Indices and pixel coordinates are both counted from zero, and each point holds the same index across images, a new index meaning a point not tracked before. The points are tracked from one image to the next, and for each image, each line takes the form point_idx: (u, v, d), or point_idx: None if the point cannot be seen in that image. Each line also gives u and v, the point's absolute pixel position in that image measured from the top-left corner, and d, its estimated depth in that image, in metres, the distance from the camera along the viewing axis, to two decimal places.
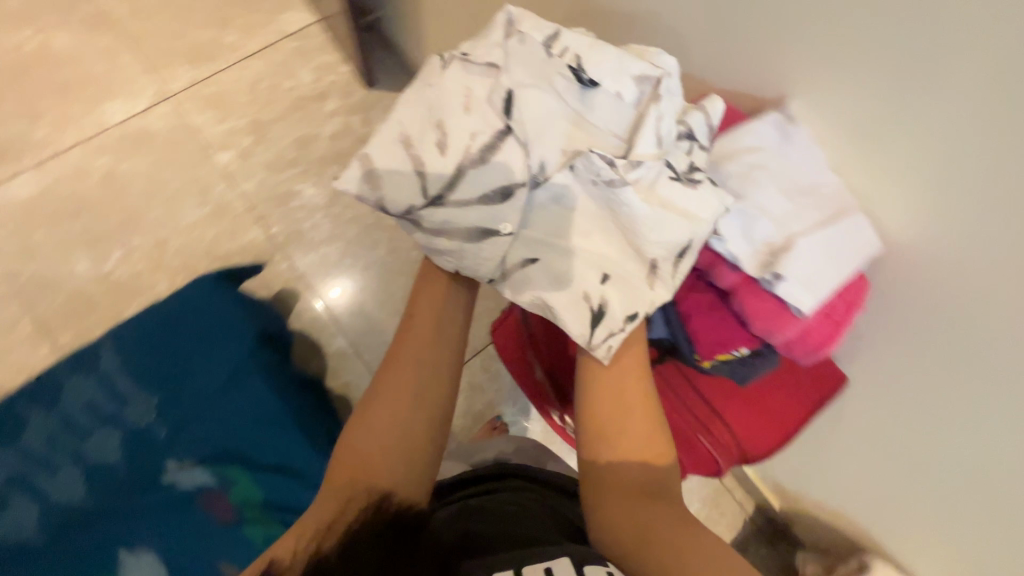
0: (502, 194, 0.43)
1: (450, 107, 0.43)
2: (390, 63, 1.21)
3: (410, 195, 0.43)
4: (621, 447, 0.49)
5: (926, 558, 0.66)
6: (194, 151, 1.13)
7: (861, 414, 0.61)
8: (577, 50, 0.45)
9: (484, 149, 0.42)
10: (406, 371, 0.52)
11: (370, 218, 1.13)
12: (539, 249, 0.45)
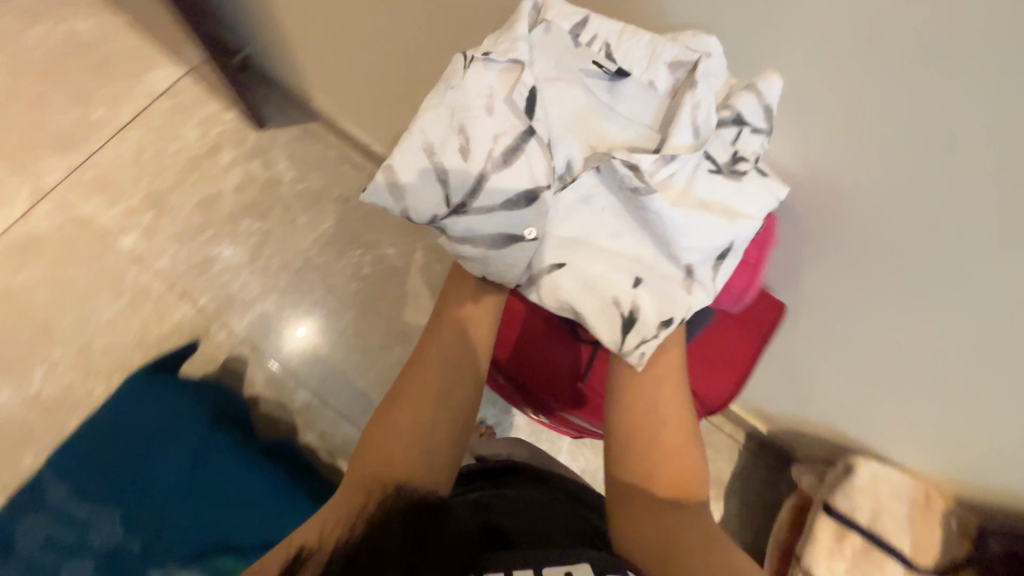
0: (526, 200, 0.43)
1: (472, 110, 0.41)
2: (273, 97, 1.14)
3: (434, 205, 0.43)
4: (659, 434, 0.50)
5: (896, 436, 0.74)
6: (93, 243, 1.06)
7: (811, 334, 0.66)
8: (608, 38, 0.42)
9: (506, 153, 0.42)
10: (429, 373, 0.54)
11: (299, 263, 1.09)
12: (565, 254, 0.45)
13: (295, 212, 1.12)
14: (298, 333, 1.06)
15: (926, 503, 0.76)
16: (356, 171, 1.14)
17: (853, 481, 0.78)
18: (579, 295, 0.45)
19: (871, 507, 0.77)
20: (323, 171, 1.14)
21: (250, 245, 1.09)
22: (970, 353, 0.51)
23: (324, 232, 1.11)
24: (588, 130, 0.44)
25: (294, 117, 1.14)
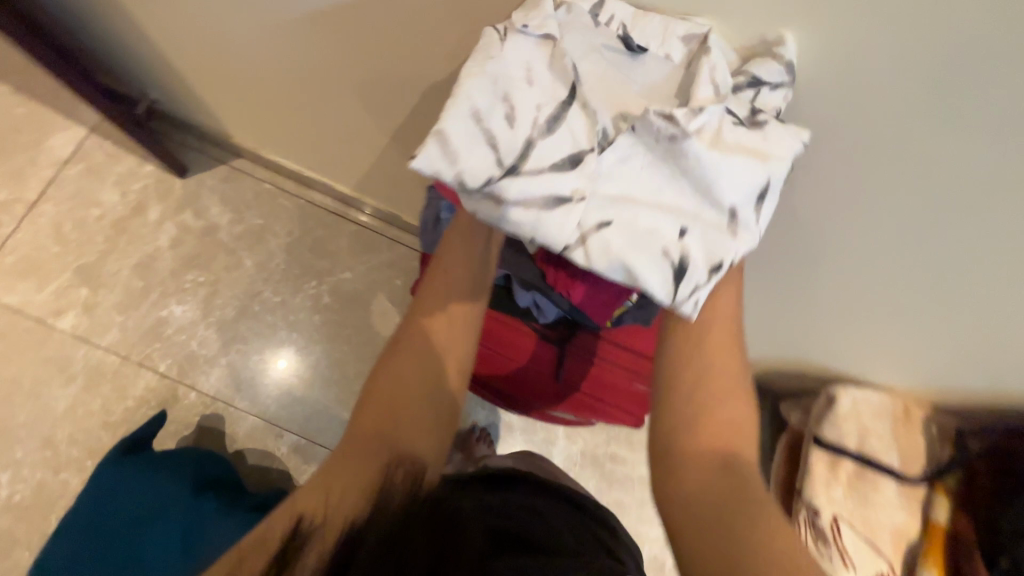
0: (571, 162, 0.38)
1: (513, 80, 0.38)
2: (190, 140, 1.09)
3: (486, 167, 0.36)
4: (717, 407, 0.44)
5: (870, 357, 0.76)
6: (31, 331, 1.00)
7: (777, 277, 0.68)
8: (623, 17, 0.40)
9: (550, 120, 0.38)
10: (436, 337, 0.49)
11: (256, 306, 1.06)
12: (610, 211, 0.39)
13: (240, 255, 1.08)
14: (278, 366, 1.04)
15: (906, 416, 0.79)
16: (295, 201, 1.10)
17: (836, 411, 0.81)
18: (629, 253, 0.38)
19: (858, 431, 0.80)
20: (260, 208, 1.09)
21: (200, 299, 1.05)
22: (905, 265, 0.55)
23: (274, 270, 1.08)
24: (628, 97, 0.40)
25: (218, 157, 1.09)
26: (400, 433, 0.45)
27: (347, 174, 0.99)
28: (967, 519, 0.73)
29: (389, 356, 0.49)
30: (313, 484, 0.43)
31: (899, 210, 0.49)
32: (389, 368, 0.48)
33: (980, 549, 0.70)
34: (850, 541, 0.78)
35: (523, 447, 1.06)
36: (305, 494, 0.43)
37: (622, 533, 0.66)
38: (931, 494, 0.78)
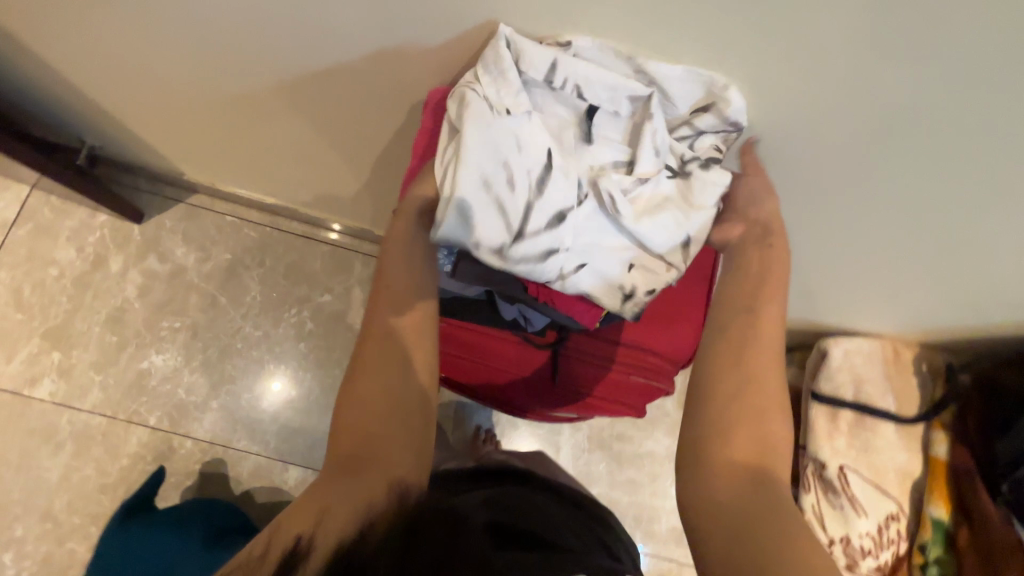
0: (558, 218, 0.46)
1: (508, 149, 0.45)
2: (141, 183, 1.04)
3: (499, 227, 0.45)
4: (761, 416, 0.44)
5: (856, 304, 0.78)
6: (7, 405, 0.96)
7: None
8: (579, 78, 0.45)
9: (540, 182, 0.45)
10: (399, 344, 0.49)
11: (240, 343, 1.03)
12: (585, 256, 0.48)
13: (214, 293, 1.05)
14: (274, 389, 1.02)
15: (896, 357, 0.82)
16: (261, 229, 1.07)
17: (829, 364, 0.82)
18: (593, 286, 0.49)
19: (853, 380, 0.82)
20: (227, 242, 1.06)
21: (180, 345, 1.02)
22: (885, 205, 0.56)
23: (251, 304, 1.05)
24: (589, 157, 0.47)
25: (173, 196, 1.05)
26: (381, 450, 0.45)
27: (311, 195, 0.97)
28: (964, 450, 0.74)
29: (355, 370, 0.48)
30: (301, 508, 0.41)
31: (876, 152, 0.50)
32: (356, 386, 0.47)
33: (980, 477, 0.72)
34: (859, 488, 0.80)
35: (530, 441, 1.06)
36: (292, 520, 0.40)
37: (615, 530, 0.68)
38: (931, 431, 0.79)
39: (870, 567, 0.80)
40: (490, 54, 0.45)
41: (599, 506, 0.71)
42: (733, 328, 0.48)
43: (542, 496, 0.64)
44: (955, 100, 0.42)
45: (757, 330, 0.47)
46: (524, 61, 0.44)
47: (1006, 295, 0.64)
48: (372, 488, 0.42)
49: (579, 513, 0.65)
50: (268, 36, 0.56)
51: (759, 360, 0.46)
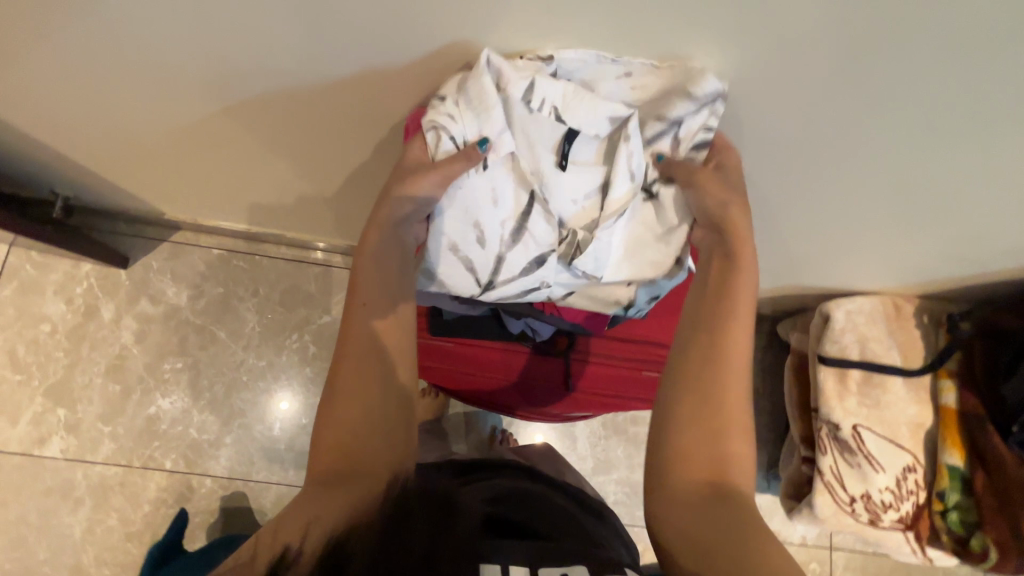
0: (537, 261, 0.55)
1: (479, 208, 0.52)
2: (122, 227, 1.02)
3: (470, 282, 0.55)
4: (727, 417, 0.45)
5: (854, 265, 0.79)
6: (20, 468, 0.95)
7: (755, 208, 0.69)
8: (557, 103, 0.48)
9: (513, 232, 0.53)
10: (379, 345, 0.48)
11: (246, 376, 1.03)
12: (570, 284, 0.58)
13: (212, 329, 1.03)
14: (281, 407, 1.02)
15: (897, 312, 0.83)
16: (251, 258, 1.05)
17: (833, 327, 0.83)
18: (586, 301, 0.60)
19: (858, 340, 0.83)
20: (217, 276, 1.05)
21: (185, 385, 1.01)
22: (875, 169, 0.57)
23: (251, 335, 1.04)
24: (570, 188, 0.52)
25: (156, 235, 1.03)
26: (368, 446, 0.44)
27: (297, 220, 0.95)
28: (972, 396, 0.75)
29: (337, 376, 0.47)
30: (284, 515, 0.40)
31: (861, 120, 0.50)
32: (337, 394, 0.46)
33: (991, 421, 0.73)
34: (873, 445, 0.82)
35: (547, 436, 1.07)
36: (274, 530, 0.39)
37: (611, 521, 0.69)
38: (938, 381, 0.80)
39: (892, 519, 0.82)
40: (465, 89, 0.47)
41: (599, 505, 0.71)
42: (708, 343, 0.48)
43: (529, 483, 0.65)
44: (938, 63, 0.42)
45: (726, 347, 0.47)
46: (504, 93, 0.47)
47: (999, 243, 0.65)
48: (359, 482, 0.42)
49: (574, 510, 0.64)
50: (235, 71, 0.54)
51: (727, 374, 0.46)
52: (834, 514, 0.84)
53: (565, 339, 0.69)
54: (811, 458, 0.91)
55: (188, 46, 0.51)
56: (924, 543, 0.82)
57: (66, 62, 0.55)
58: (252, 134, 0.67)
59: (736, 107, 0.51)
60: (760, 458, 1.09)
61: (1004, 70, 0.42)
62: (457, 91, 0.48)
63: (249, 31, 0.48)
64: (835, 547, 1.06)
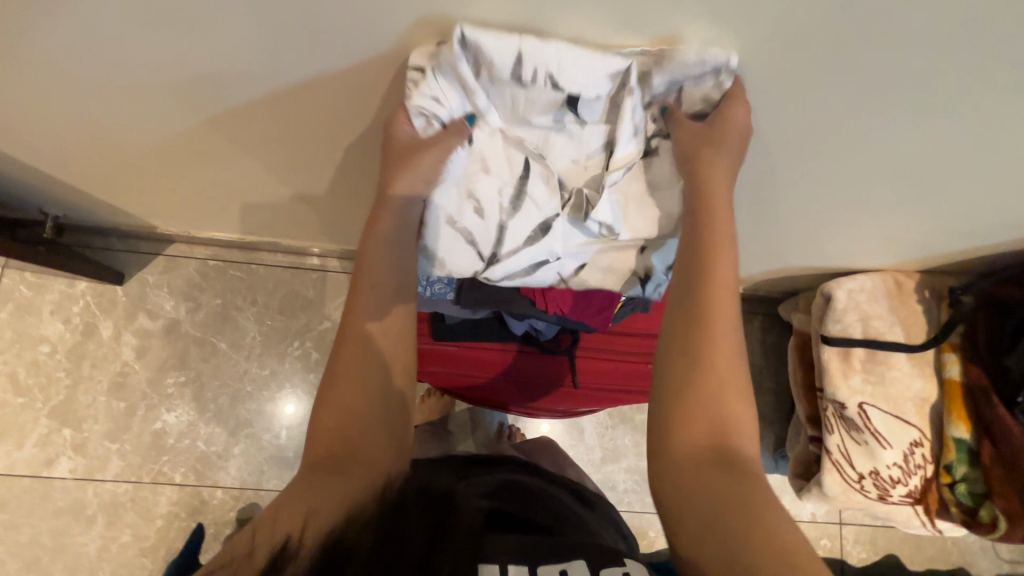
0: (541, 228, 0.54)
1: (474, 178, 0.51)
2: (114, 243, 1.01)
3: (474, 257, 0.55)
4: (721, 388, 0.43)
5: (853, 243, 0.78)
6: (30, 490, 0.95)
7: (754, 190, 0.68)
8: (551, 73, 0.44)
9: (513, 200, 0.52)
10: (374, 344, 0.49)
11: (250, 385, 1.02)
12: (580, 256, 0.57)
13: (212, 341, 1.03)
14: (287, 410, 1.02)
15: (899, 288, 0.82)
16: (247, 268, 1.05)
17: (835, 307, 0.83)
18: (595, 276, 0.59)
19: (859, 319, 0.83)
20: (214, 287, 1.04)
21: (189, 399, 1.01)
22: (873, 146, 0.56)
23: (252, 345, 1.04)
24: (568, 149, 0.51)
25: (149, 249, 1.02)
26: (365, 443, 0.44)
27: (291, 227, 0.94)
28: (977, 367, 0.76)
29: (333, 376, 0.47)
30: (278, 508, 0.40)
31: (857, 98, 0.49)
32: (332, 395, 0.46)
33: (995, 392, 0.73)
34: (880, 422, 0.82)
35: (554, 428, 1.07)
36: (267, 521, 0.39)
37: (606, 512, 0.69)
38: (942, 354, 0.80)
39: (901, 493, 0.83)
40: (443, 58, 0.43)
41: (597, 498, 0.70)
42: (693, 321, 0.45)
43: (524, 474, 0.66)
44: (934, 38, 0.41)
45: (714, 322, 0.45)
46: (487, 62, 0.43)
47: (998, 216, 0.65)
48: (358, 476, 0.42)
49: (570, 501, 0.64)
50: (219, 82, 0.53)
51: (717, 348, 0.44)
52: (843, 492, 0.86)
53: (570, 338, 0.69)
54: (818, 437, 0.92)
55: (168, 59, 0.50)
56: (933, 516, 0.83)
57: (45, 82, 0.54)
58: (241, 143, 0.66)
59: None
60: (767, 438, 1.09)
61: (1001, 42, 0.41)
62: (435, 60, 0.43)
63: (231, 41, 0.47)
64: (845, 522, 1.07)
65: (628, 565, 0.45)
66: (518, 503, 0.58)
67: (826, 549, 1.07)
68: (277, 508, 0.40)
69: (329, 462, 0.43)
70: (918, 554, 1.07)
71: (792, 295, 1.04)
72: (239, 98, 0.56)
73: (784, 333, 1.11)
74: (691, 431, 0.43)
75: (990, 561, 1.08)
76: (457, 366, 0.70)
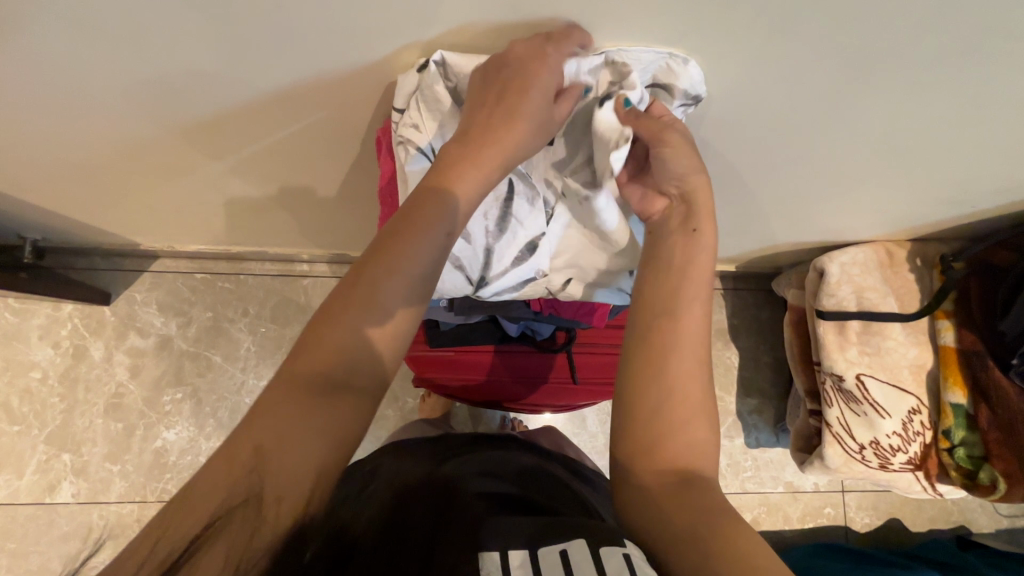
0: (529, 247, 0.53)
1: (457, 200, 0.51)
2: (98, 262, 0.99)
3: (463, 282, 0.53)
4: (690, 410, 0.44)
5: (844, 215, 0.78)
6: (33, 517, 0.94)
7: (744, 168, 0.67)
8: None
9: (498, 220, 0.52)
10: (397, 297, 0.40)
11: (247, 396, 1.02)
12: (569, 272, 0.57)
13: (207, 355, 1.02)
14: None
15: (891, 257, 0.83)
16: (236, 278, 1.03)
17: (829, 281, 0.84)
18: (587, 290, 0.59)
19: (853, 292, 0.83)
20: (204, 300, 1.02)
21: (188, 415, 1.00)
22: (863, 118, 0.55)
23: (247, 356, 1.03)
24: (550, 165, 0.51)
25: (135, 266, 1.01)
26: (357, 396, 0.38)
27: (277, 235, 0.93)
28: (971, 333, 0.76)
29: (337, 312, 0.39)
30: (245, 449, 0.35)
31: (843, 72, 0.48)
32: (337, 334, 0.39)
33: (990, 356, 0.74)
34: (878, 392, 0.83)
35: (557, 417, 1.08)
36: (229, 467, 0.34)
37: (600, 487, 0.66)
38: (936, 321, 0.81)
39: (902, 461, 0.84)
40: (424, 90, 0.46)
41: (600, 476, 0.69)
42: (649, 359, 0.45)
43: (524, 453, 0.66)
44: (918, 7, 0.40)
45: (677, 355, 0.45)
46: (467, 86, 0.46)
47: (986, 182, 0.65)
48: (346, 429, 0.37)
49: (565, 476, 0.63)
50: (192, 95, 0.52)
51: (673, 389, 0.44)
52: (845, 463, 0.88)
53: (566, 335, 0.69)
54: (817, 411, 0.93)
55: (133, 72, 0.48)
56: (933, 480, 0.85)
57: (9, 109, 0.52)
58: (220, 155, 0.65)
59: (713, 75, 0.49)
60: (768, 413, 1.10)
61: (983, 12, 0.41)
62: (415, 91, 0.47)
63: (201, 53, 0.46)
64: (847, 490, 1.09)
65: (629, 546, 0.40)
66: (518, 484, 0.56)
67: (830, 517, 1.08)
68: (243, 450, 0.35)
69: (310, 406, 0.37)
70: (919, 516, 1.10)
71: (785, 271, 1.05)
72: (215, 109, 0.55)
73: (779, 309, 1.12)
74: (654, 464, 0.43)
75: (989, 518, 1.10)
76: (454, 371, 0.70)
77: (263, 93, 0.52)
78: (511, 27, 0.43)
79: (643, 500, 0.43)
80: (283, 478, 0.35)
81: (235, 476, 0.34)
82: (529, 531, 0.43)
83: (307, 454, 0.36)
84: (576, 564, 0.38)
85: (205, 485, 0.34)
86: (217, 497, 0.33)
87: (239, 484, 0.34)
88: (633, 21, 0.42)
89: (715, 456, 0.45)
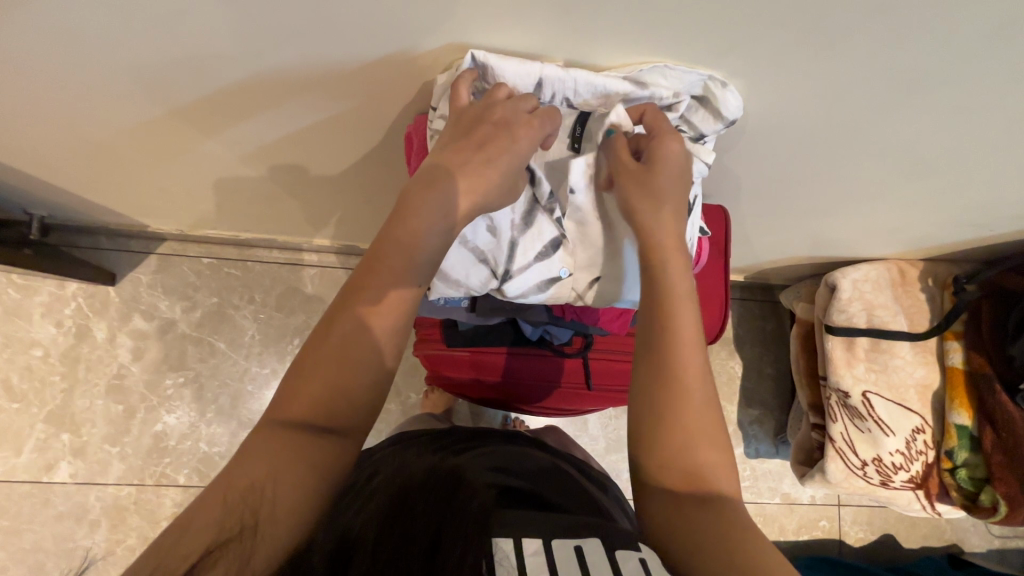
0: (552, 244, 0.53)
1: (482, 246, 0.51)
2: (105, 242, 0.98)
3: (486, 277, 0.52)
4: (695, 414, 0.44)
5: (861, 233, 0.78)
6: (29, 496, 0.94)
7: (766, 181, 0.67)
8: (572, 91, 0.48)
9: (524, 215, 0.52)
10: (376, 318, 0.42)
11: (249, 384, 1.01)
12: (595, 269, 0.55)
13: (211, 340, 1.01)
14: None
15: (902, 276, 0.83)
16: (242, 265, 1.03)
17: (840, 296, 0.84)
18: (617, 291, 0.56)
19: (864, 308, 0.84)
20: (209, 285, 1.02)
21: (189, 399, 0.99)
22: (891, 135, 0.54)
23: (251, 343, 1.02)
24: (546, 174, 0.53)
25: (142, 248, 1.00)
26: (349, 437, 0.41)
27: (288, 224, 0.92)
28: (979, 356, 0.77)
29: (319, 336, 0.42)
30: (244, 481, 0.37)
31: (879, 90, 0.48)
32: (320, 357, 0.41)
33: (998, 380, 0.74)
34: (882, 409, 0.83)
35: (559, 420, 1.08)
36: (224, 499, 0.36)
37: (610, 489, 0.66)
38: (944, 342, 0.81)
39: (903, 479, 0.84)
40: None
41: (603, 476, 0.69)
42: (652, 368, 0.45)
43: (534, 449, 0.66)
44: (966, 27, 0.40)
45: (674, 355, 0.45)
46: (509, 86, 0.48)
47: (1003, 208, 0.65)
48: (341, 462, 0.40)
49: (577, 475, 0.63)
50: (219, 79, 0.51)
51: (683, 395, 0.44)
52: (846, 478, 0.88)
53: (582, 340, 0.69)
54: (820, 424, 0.93)
55: (159, 52, 0.47)
56: (933, 499, 0.85)
57: (24, 81, 0.51)
58: (237, 142, 0.64)
59: (748, 87, 0.49)
60: (769, 424, 1.11)
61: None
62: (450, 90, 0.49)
63: (225, 34, 0.45)
64: (843, 504, 1.10)
65: (643, 551, 0.40)
66: (527, 478, 0.56)
67: (825, 530, 1.09)
68: (236, 487, 0.36)
69: (307, 439, 0.39)
70: (912, 533, 1.10)
71: (793, 283, 1.05)
72: (241, 94, 0.54)
73: (784, 321, 1.12)
74: (668, 474, 0.42)
75: (982, 539, 1.11)
76: (467, 371, 0.70)
77: (291, 78, 0.51)
78: (555, 25, 0.43)
79: (660, 514, 0.42)
80: (277, 503, 0.37)
81: (232, 507, 0.36)
82: (537, 524, 0.43)
83: (291, 477, 0.37)
84: (591, 563, 0.38)
85: (204, 510, 0.35)
86: (215, 525, 0.35)
87: (233, 513, 0.35)
88: (678, 27, 0.42)
89: (732, 466, 0.44)
